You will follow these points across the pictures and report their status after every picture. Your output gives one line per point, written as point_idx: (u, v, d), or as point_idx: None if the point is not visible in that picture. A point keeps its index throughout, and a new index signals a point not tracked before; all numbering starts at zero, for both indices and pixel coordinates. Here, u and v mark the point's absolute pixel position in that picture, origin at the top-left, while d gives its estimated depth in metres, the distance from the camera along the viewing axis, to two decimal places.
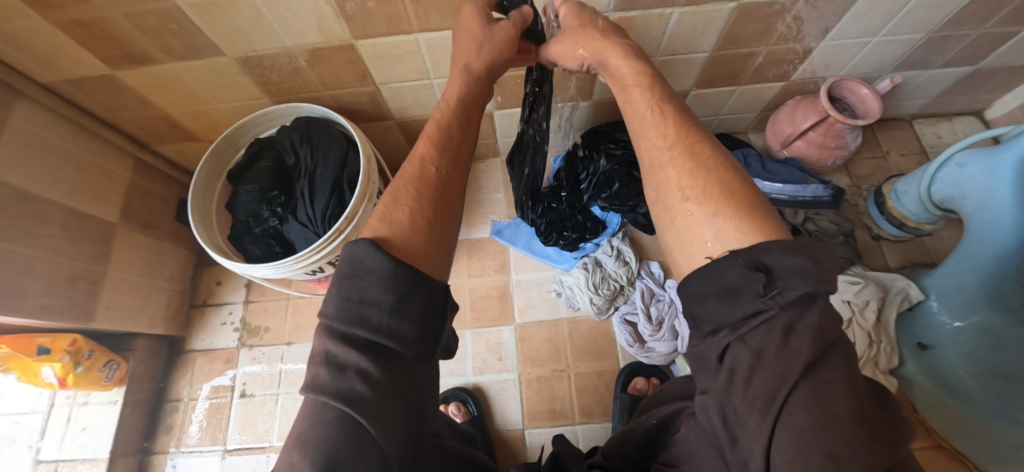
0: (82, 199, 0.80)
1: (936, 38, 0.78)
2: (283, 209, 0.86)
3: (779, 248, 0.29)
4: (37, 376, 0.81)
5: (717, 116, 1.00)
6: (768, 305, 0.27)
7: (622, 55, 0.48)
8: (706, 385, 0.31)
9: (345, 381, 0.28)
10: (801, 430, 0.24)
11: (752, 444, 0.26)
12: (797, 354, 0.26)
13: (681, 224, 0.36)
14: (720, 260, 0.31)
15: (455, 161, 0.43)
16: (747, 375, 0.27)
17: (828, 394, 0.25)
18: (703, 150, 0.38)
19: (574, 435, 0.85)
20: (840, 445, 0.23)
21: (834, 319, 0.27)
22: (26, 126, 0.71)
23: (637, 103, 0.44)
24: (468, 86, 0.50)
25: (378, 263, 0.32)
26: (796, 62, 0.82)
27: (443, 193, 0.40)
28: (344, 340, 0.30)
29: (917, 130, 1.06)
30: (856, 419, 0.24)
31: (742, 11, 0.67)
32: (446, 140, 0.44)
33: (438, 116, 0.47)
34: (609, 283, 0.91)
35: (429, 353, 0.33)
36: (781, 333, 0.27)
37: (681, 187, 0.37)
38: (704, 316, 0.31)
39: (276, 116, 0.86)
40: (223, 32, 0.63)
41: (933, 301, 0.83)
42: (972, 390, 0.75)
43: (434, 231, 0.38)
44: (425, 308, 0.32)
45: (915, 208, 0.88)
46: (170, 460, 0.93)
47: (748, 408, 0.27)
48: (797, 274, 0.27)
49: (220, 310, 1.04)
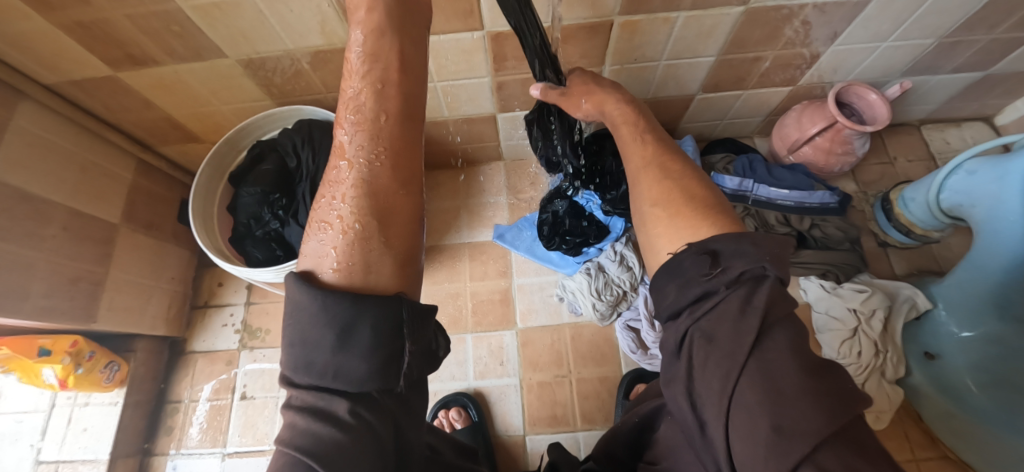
0: (85, 200, 0.80)
1: (946, 43, 0.77)
2: (284, 213, 0.85)
3: (728, 237, 0.33)
4: (38, 377, 0.81)
5: (722, 120, 0.99)
6: (715, 285, 0.32)
7: (616, 99, 0.51)
8: (670, 372, 0.34)
9: (303, 429, 0.29)
10: (754, 407, 0.26)
11: (714, 426, 0.29)
12: (746, 333, 0.29)
13: (649, 225, 0.40)
14: (678, 252, 0.35)
15: (380, 143, 0.37)
16: (704, 359, 0.30)
17: (773, 369, 0.27)
18: (673, 165, 0.42)
19: (576, 442, 0.85)
20: (786, 417, 0.25)
21: (782, 294, 0.31)
22: (28, 126, 0.71)
23: (625, 137, 0.47)
24: (373, 39, 0.40)
25: (308, 302, 0.30)
26: (803, 66, 0.81)
27: (371, 192, 0.36)
28: (299, 386, 0.30)
29: (925, 136, 1.04)
30: (803, 393, 0.25)
31: (750, 16, 0.66)
32: (361, 122, 0.38)
33: (349, 88, 0.39)
34: (612, 289, 0.89)
35: (391, 380, 0.31)
36: (734, 312, 0.30)
37: (649, 197, 0.40)
38: (663, 303, 0.35)
39: (279, 118, 0.86)
40: (225, 34, 0.62)
41: (940, 310, 0.82)
42: (978, 400, 0.74)
43: (370, 242, 0.34)
44: (374, 338, 0.30)
45: (923, 215, 0.87)
46: (169, 461, 0.93)
47: (709, 393, 0.29)
48: (738, 256, 0.32)
49: (221, 311, 1.04)
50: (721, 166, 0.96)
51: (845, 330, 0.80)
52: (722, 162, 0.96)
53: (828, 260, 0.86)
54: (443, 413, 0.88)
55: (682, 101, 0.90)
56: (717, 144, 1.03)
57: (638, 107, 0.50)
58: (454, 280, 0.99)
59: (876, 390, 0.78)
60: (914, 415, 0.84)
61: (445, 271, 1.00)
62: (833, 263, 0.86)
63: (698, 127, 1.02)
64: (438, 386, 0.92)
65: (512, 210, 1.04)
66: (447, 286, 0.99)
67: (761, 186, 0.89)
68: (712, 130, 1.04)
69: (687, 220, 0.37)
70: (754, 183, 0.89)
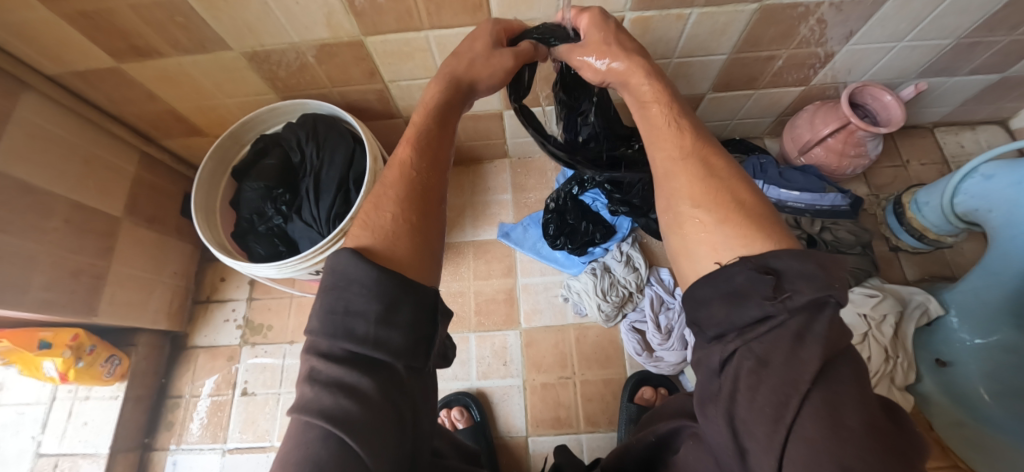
0: (88, 194, 0.80)
1: (964, 44, 0.75)
2: (288, 208, 0.85)
3: (789, 254, 0.30)
4: (38, 370, 0.81)
5: (732, 120, 0.97)
6: (776, 309, 0.28)
7: (644, 72, 0.47)
8: (710, 392, 0.32)
9: (328, 401, 0.27)
10: (815, 440, 0.25)
11: (761, 456, 0.27)
12: (807, 361, 0.27)
13: (689, 230, 0.37)
14: (729, 265, 0.32)
15: (438, 165, 0.41)
16: (754, 384, 0.28)
17: (839, 403, 0.26)
18: (717, 162, 0.40)
19: (579, 445, 0.84)
20: (851, 455, 0.24)
21: (841, 329, 0.29)
22: (31, 118, 0.71)
23: (655, 117, 0.44)
24: (441, 89, 0.46)
25: (357, 272, 0.30)
26: (817, 66, 0.79)
27: (425, 198, 0.38)
28: (328, 357, 0.29)
29: (939, 139, 1.03)
30: (867, 430, 0.25)
31: (764, 13, 0.65)
32: (426, 146, 0.42)
33: (414, 119, 0.44)
34: (618, 290, 0.88)
35: (421, 362, 0.31)
36: (791, 340, 0.28)
37: (691, 195, 0.38)
38: (707, 320, 0.32)
39: (282, 112, 0.85)
40: (231, 26, 0.62)
41: (953, 317, 0.80)
42: (991, 409, 0.73)
43: (420, 239, 0.36)
44: (415, 314, 0.31)
45: (936, 220, 0.85)
46: (169, 457, 0.93)
47: (757, 421, 0.27)
48: (804, 278, 0.29)
49: (223, 306, 1.03)
50: None
51: (855, 335, 0.77)
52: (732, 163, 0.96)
53: None
54: (444, 413, 0.87)
55: (693, 100, 0.89)
56: (727, 144, 1.02)
57: (667, 83, 0.47)
58: (458, 278, 0.98)
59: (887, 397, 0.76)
60: (925, 422, 0.82)
61: (448, 269, 0.99)
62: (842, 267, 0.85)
63: (707, 127, 1.00)
64: (440, 386, 0.91)
65: (519, 209, 1.03)
66: (451, 285, 0.98)
67: (772, 187, 0.87)
68: (722, 130, 1.02)
69: (737, 229, 0.34)
70: (765, 183, 0.87)
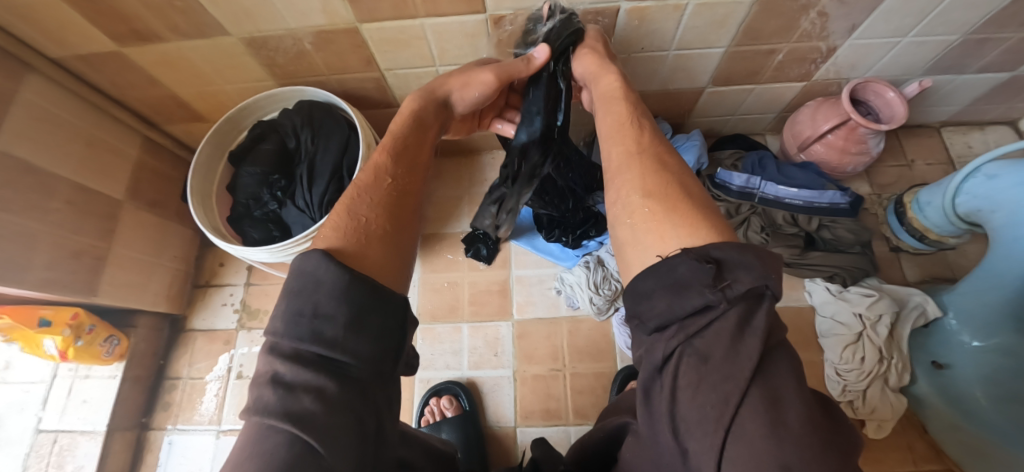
0: (91, 176, 0.81)
1: (972, 40, 0.73)
2: (283, 194, 0.86)
3: (730, 246, 0.30)
4: (39, 347, 0.83)
5: (733, 116, 0.96)
6: (717, 298, 0.27)
7: (614, 76, 0.51)
8: (652, 390, 0.30)
9: (288, 403, 0.27)
10: (756, 440, 0.23)
11: (701, 457, 0.26)
12: (745, 357, 0.25)
13: (639, 220, 0.35)
14: (672, 257, 0.31)
15: (406, 169, 0.43)
16: (696, 381, 0.26)
17: (778, 399, 0.25)
18: (669, 160, 0.40)
19: (566, 437, 0.84)
20: (792, 455, 0.23)
21: (775, 319, 0.28)
22: (35, 100, 0.72)
23: (617, 113, 0.46)
24: (420, 104, 0.51)
25: (330, 277, 0.30)
26: (819, 61, 0.78)
27: (398, 201, 0.40)
28: (294, 360, 0.28)
29: (945, 139, 1.01)
30: (806, 428, 0.24)
31: (764, 5, 0.64)
32: (401, 152, 0.44)
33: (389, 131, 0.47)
34: (611, 283, 0.88)
35: (388, 365, 0.32)
36: (732, 334, 0.26)
37: (643, 188, 0.37)
38: (649, 312, 0.31)
39: (280, 99, 0.86)
40: (228, 11, 0.62)
41: (950, 319, 0.79)
42: (991, 416, 0.71)
43: (389, 242, 0.36)
44: (386, 320, 0.31)
45: (939, 220, 0.83)
46: (165, 437, 0.94)
47: (699, 419, 0.26)
48: (743, 268, 0.28)
49: (221, 291, 1.04)
50: (730, 162, 0.92)
51: (849, 334, 0.78)
52: (731, 158, 0.94)
53: (836, 263, 0.84)
54: (434, 401, 0.88)
55: (693, 94, 0.88)
56: (728, 139, 1.01)
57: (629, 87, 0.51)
58: (452, 269, 0.99)
59: (881, 399, 0.76)
60: (919, 426, 0.82)
61: (443, 261, 0.99)
62: (841, 266, 0.84)
63: (708, 122, 0.99)
64: (431, 374, 0.91)
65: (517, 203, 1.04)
66: (445, 275, 0.98)
67: (768, 184, 0.87)
68: (723, 125, 1.01)
69: (684, 218, 0.34)
70: (761, 180, 0.87)
